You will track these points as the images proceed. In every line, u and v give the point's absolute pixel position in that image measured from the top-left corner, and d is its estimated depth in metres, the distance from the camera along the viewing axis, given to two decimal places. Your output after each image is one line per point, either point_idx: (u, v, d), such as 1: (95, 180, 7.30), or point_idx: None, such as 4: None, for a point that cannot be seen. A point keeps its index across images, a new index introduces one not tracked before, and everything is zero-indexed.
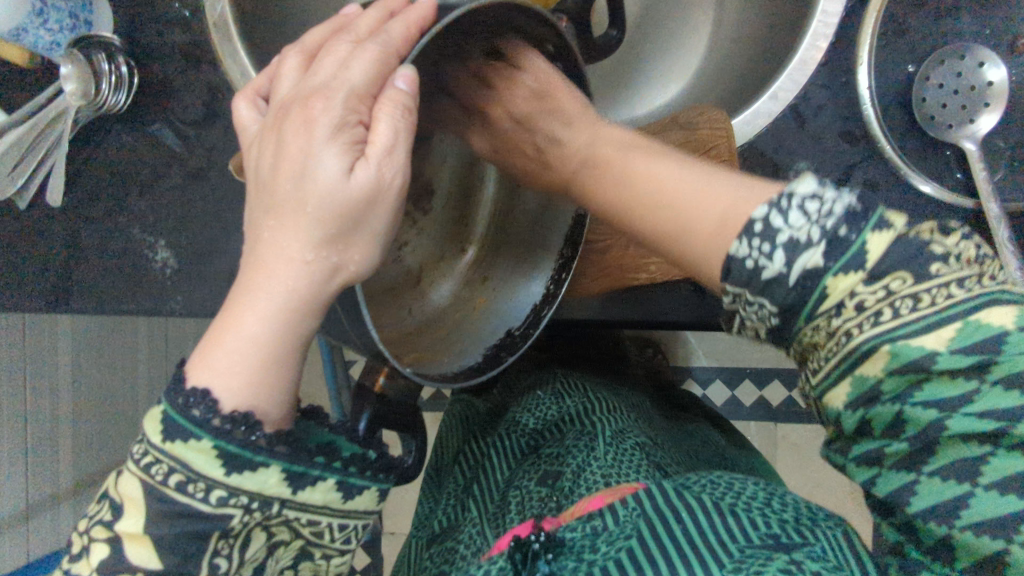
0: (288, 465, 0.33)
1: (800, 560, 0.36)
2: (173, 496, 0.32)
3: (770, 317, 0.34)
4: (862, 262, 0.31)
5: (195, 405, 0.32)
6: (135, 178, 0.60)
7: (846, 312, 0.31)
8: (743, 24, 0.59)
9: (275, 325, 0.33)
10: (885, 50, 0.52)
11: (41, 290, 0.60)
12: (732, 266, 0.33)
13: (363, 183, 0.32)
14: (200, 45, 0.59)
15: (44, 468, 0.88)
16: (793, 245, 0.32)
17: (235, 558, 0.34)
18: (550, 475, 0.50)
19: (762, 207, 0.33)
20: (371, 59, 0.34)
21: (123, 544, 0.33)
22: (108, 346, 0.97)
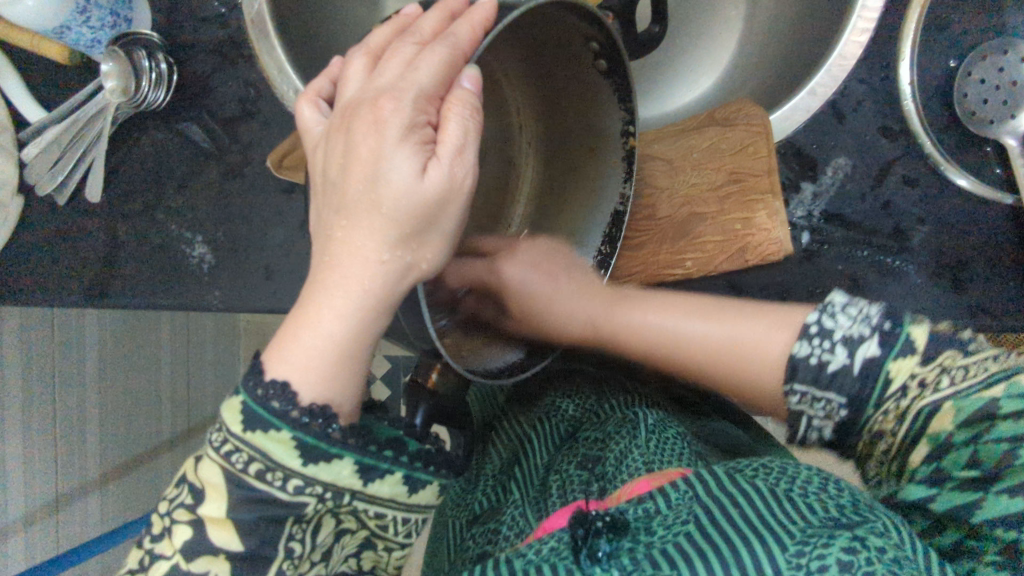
0: (360, 458, 0.34)
1: (864, 537, 0.33)
2: (253, 482, 0.33)
3: (838, 411, 0.36)
4: (913, 347, 0.35)
5: (274, 398, 0.33)
6: (172, 173, 0.61)
7: (909, 391, 0.35)
8: (776, 18, 0.59)
9: (353, 321, 0.34)
10: (928, 43, 0.52)
11: (79, 285, 0.61)
12: (799, 369, 0.37)
13: (436, 183, 0.33)
14: (236, 41, 0.60)
15: (74, 459, 0.89)
16: (853, 342, 0.36)
17: (307, 544, 0.35)
18: (590, 459, 0.50)
19: (813, 312, 0.38)
20: (439, 60, 0.34)
21: (207, 527, 0.34)
22: (134, 338, 0.98)
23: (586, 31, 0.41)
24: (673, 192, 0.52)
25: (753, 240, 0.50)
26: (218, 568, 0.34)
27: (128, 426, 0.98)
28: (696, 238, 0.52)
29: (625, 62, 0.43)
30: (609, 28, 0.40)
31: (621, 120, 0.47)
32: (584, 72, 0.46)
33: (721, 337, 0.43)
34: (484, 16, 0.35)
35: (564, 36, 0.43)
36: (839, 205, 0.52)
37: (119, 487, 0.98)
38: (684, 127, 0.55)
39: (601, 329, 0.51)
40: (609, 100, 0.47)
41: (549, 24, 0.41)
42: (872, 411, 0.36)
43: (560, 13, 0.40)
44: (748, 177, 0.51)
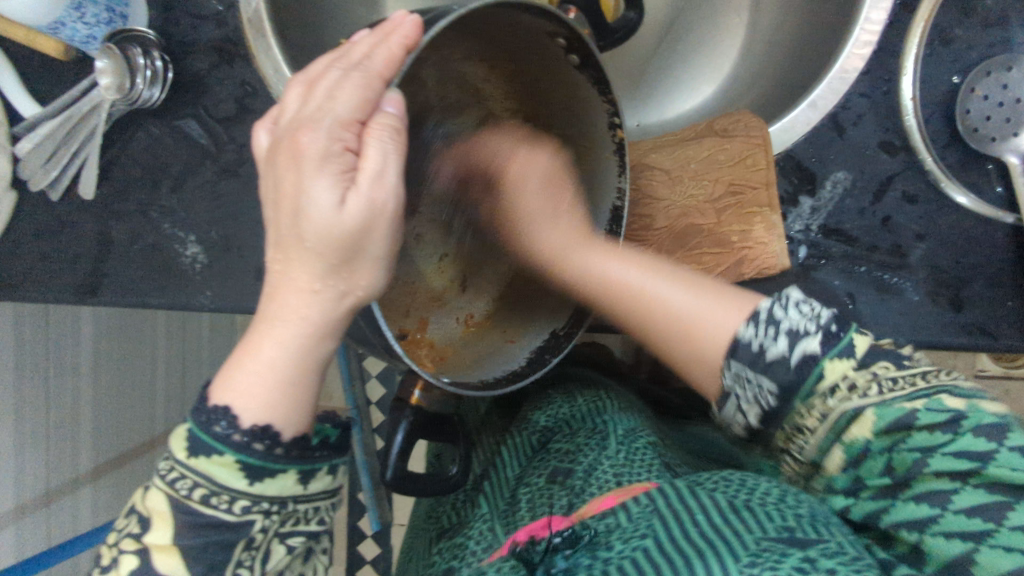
0: (302, 466, 0.35)
1: (816, 558, 0.33)
2: (198, 508, 0.33)
3: (766, 398, 0.37)
4: (850, 352, 0.36)
5: (217, 422, 0.33)
6: (166, 171, 0.60)
7: (838, 391, 0.35)
8: (778, 30, 0.59)
9: (295, 351, 0.34)
10: (934, 59, 0.51)
11: (71, 283, 0.60)
12: (739, 347, 0.38)
13: (357, 211, 0.31)
14: (233, 40, 0.59)
15: (64, 452, 0.89)
16: (796, 335, 0.36)
17: (256, 571, 0.35)
18: (559, 471, 0.50)
19: (767, 301, 0.38)
20: (357, 86, 0.32)
21: (152, 555, 0.34)
22: (127, 332, 0.98)
23: (550, 28, 0.40)
24: (670, 202, 0.52)
25: (749, 253, 0.49)
26: None
27: (119, 420, 0.98)
28: (692, 249, 0.51)
29: (591, 53, 0.40)
30: (557, 18, 0.38)
31: (605, 113, 0.45)
32: (546, 59, 0.44)
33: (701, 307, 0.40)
34: (395, 31, 0.33)
35: (524, 36, 0.42)
36: (836, 220, 0.51)
37: (109, 481, 0.98)
38: (682, 138, 0.54)
39: (566, 264, 0.47)
40: (590, 93, 0.45)
41: (507, 20, 0.40)
42: (800, 403, 0.36)
43: (504, 12, 0.38)
44: (747, 190, 0.50)
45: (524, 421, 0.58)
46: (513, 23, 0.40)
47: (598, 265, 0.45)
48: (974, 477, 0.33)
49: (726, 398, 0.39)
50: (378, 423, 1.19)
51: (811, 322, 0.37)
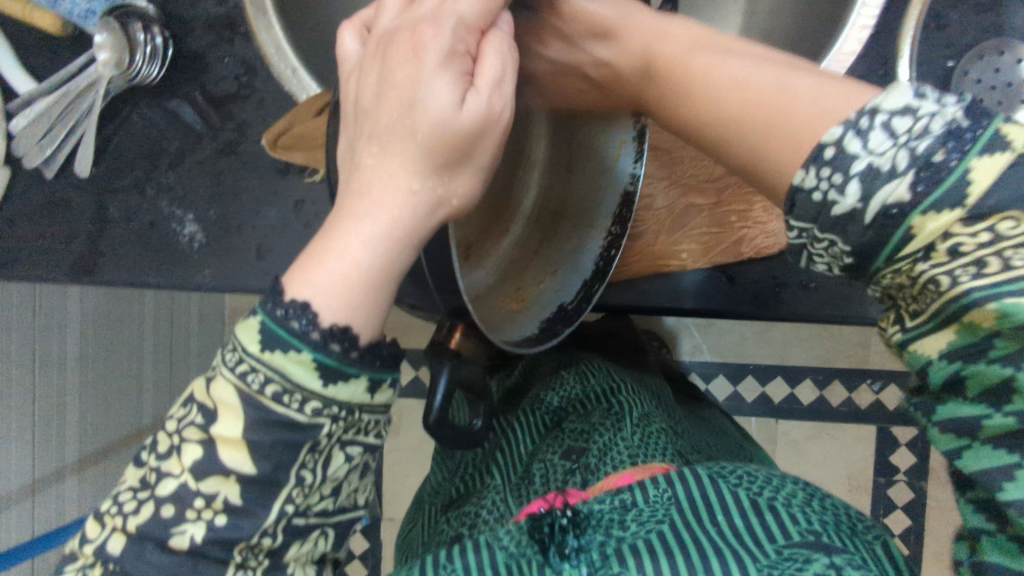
0: (373, 375, 0.34)
1: (841, 565, 0.35)
2: (269, 405, 0.32)
3: (844, 258, 0.31)
4: (960, 197, 0.27)
5: (294, 317, 0.32)
6: (164, 149, 0.59)
7: (933, 256, 0.28)
8: (773, 17, 0.60)
9: (378, 252, 0.33)
10: (927, 43, 0.52)
11: (67, 261, 0.59)
12: (797, 195, 0.31)
13: (478, 109, 0.33)
14: (233, 18, 0.59)
15: (51, 441, 0.88)
16: (869, 173, 0.29)
17: (318, 475, 0.34)
18: (574, 450, 0.51)
19: (837, 130, 0.30)
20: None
21: (218, 448, 0.33)
22: (113, 321, 0.97)
23: None
24: (670, 182, 0.53)
25: (748, 232, 0.51)
26: (227, 490, 0.33)
27: (105, 410, 0.97)
28: (692, 230, 0.53)
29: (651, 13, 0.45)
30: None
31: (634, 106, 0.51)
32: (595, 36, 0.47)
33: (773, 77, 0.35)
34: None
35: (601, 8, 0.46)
36: None
37: (95, 471, 0.97)
38: None
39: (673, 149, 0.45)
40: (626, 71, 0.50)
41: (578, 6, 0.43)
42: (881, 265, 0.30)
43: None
44: None
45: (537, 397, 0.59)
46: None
47: (714, 60, 0.37)
48: None
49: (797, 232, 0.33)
50: None
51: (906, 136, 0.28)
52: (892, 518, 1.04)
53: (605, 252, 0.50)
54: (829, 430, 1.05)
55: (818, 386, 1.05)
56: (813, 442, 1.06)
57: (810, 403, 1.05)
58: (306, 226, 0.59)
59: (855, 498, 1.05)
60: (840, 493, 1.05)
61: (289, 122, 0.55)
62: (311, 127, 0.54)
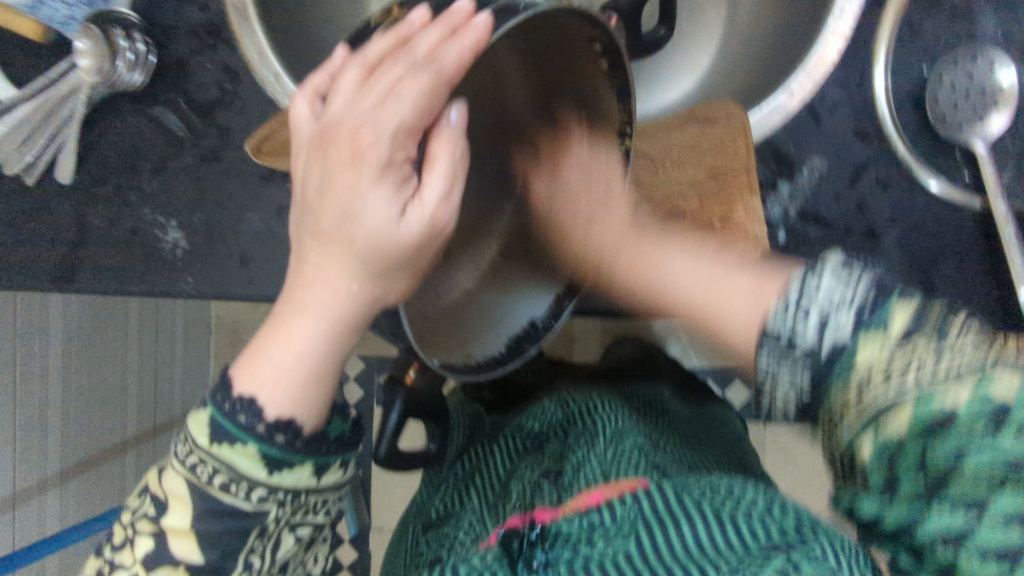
0: (316, 459, 0.37)
1: (791, 566, 0.35)
2: (218, 494, 0.36)
3: (801, 381, 0.31)
4: (885, 331, 0.29)
5: (242, 412, 0.36)
6: (146, 157, 0.59)
7: (877, 389, 0.28)
8: (755, 25, 0.61)
9: (319, 346, 0.36)
10: (904, 50, 0.52)
11: (47, 269, 0.59)
12: (766, 345, 0.32)
13: (416, 224, 0.34)
14: (216, 25, 0.59)
15: (31, 454, 0.86)
16: (824, 319, 0.30)
17: (267, 557, 0.38)
18: (551, 469, 0.53)
19: (778, 302, 0.32)
20: (423, 87, 0.32)
21: (167, 539, 0.36)
22: (96, 330, 0.96)
23: (589, 34, 0.39)
24: (653, 189, 0.54)
25: (728, 238, 0.52)
26: None
27: (88, 421, 0.96)
28: (674, 234, 0.53)
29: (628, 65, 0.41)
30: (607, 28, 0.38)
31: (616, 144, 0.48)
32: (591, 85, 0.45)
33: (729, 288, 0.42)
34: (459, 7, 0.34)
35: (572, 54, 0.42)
36: (814, 204, 0.52)
37: (78, 484, 0.95)
38: (664, 125, 0.56)
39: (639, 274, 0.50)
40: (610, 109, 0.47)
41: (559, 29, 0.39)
42: (831, 401, 0.30)
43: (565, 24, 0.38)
44: (725, 176, 0.52)
45: (520, 427, 0.61)
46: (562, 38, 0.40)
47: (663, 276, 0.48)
48: None
49: (763, 384, 0.32)
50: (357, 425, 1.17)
51: (850, 304, 0.30)
52: None
53: (578, 266, 0.52)
54: None
55: None
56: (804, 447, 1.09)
57: None
58: (288, 232, 0.58)
59: None
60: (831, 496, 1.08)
61: (270, 131, 0.56)
62: None
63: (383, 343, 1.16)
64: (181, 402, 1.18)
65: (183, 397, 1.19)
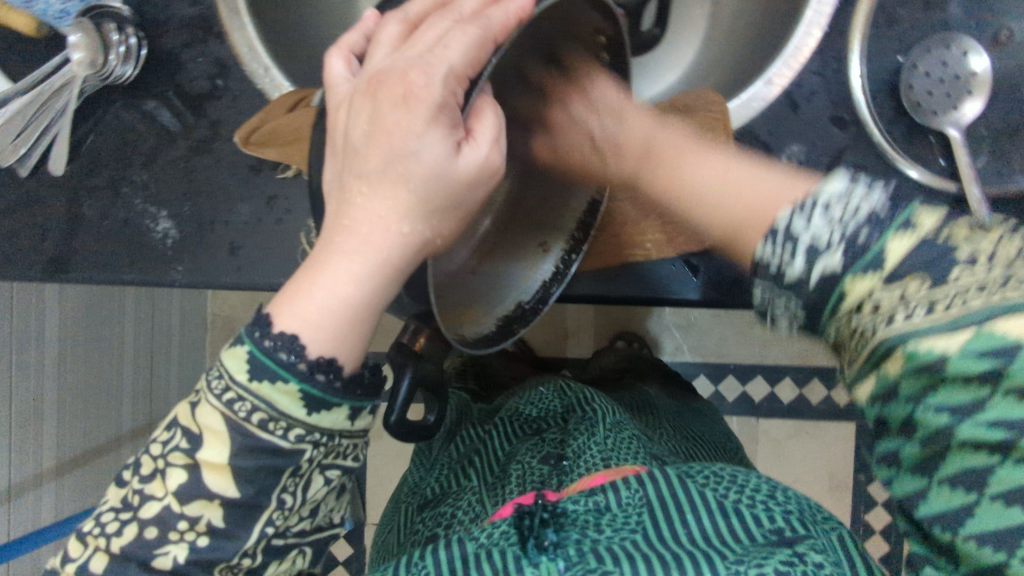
0: (353, 403, 0.39)
1: (803, 554, 0.39)
2: (256, 431, 0.37)
3: (796, 311, 0.37)
4: (881, 264, 0.33)
5: (282, 349, 0.37)
6: (138, 148, 0.60)
7: (864, 311, 0.33)
8: (737, 17, 0.62)
9: (364, 288, 0.37)
10: (878, 39, 0.54)
11: (41, 258, 0.60)
12: (760, 267, 0.38)
13: (472, 162, 0.37)
14: (207, 18, 0.60)
15: (28, 448, 0.87)
16: (812, 251, 0.35)
17: (298, 496, 0.40)
18: (552, 455, 0.53)
19: (787, 211, 0.37)
20: (469, 41, 0.36)
21: (204, 471, 0.38)
22: (92, 325, 0.97)
23: (598, 26, 0.44)
24: None
25: None
26: (211, 511, 0.38)
27: (84, 416, 0.97)
28: (656, 218, 0.54)
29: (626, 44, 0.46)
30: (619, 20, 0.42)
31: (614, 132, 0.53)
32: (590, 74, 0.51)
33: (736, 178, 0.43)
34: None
35: (579, 36, 0.46)
36: None
37: (74, 478, 0.96)
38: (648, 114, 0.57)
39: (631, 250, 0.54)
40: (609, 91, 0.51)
41: (570, 21, 0.42)
42: (831, 314, 0.35)
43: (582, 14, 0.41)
44: None
45: (517, 411, 0.62)
46: (577, 24, 0.43)
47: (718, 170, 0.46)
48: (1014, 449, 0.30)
49: (761, 312, 0.38)
50: None
51: (839, 237, 0.35)
52: (873, 514, 1.08)
53: (566, 257, 0.53)
54: (808, 430, 1.09)
55: (798, 386, 1.10)
56: (794, 441, 1.10)
57: (791, 402, 1.09)
58: (278, 221, 0.59)
59: (835, 495, 1.09)
60: (821, 490, 1.09)
61: (261, 118, 0.57)
62: (282, 123, 0.56)
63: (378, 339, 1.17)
64: (177, 398, 1.18)
65: (178, 393, 1.19)
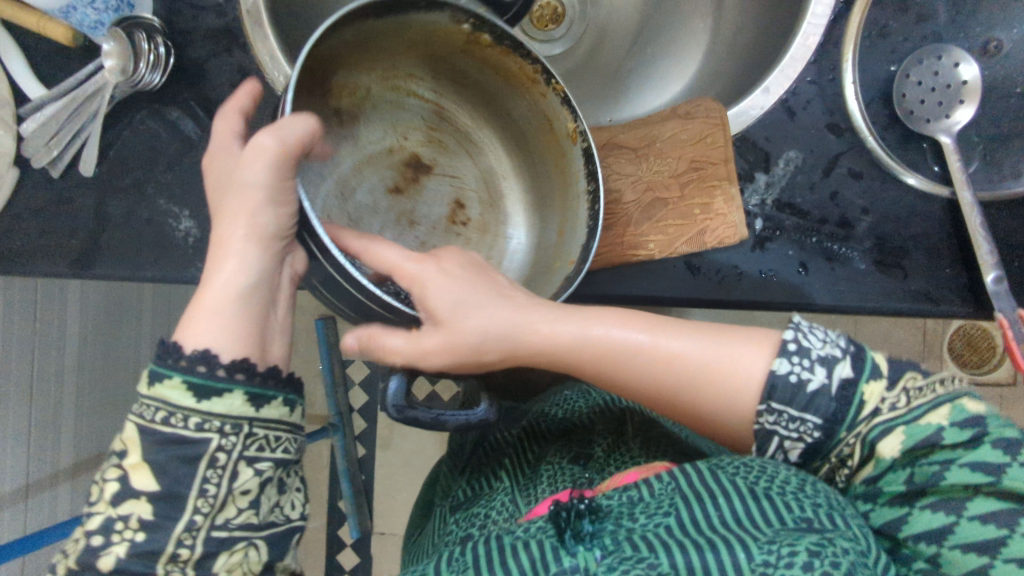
0: (249, 389, 0.39)
1: (832, 539, 0.36)
2: (161, 428, 0.38)
3: (811, 431, 0.41)
4: (879, 370, 0.41)
5: (170, 353, 0.39)
6: (163, 151, 0.63)
7: (880, 412, 0.40)
8: (738, 32, 0.65)
9: (225, 292, 0.42)
10: (871, 50, 0.56)
11: (68, 255, 0.63)
12: (777, 385, 0.41)
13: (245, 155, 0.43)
14: (232, 30, 0.63)
15: (45, 445, 0.89)
16: (828, 362, 0.40)
17: (223, 488, 0.38)
18: (582, 455, 0.55)
19: (789, 331, 0.42)
20: (229, 124, 0.51)
21: (130, 475, 0.38)
22: (112, 326, 1.01)
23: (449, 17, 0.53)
24: (637, 177, 0.56)
25: (709, 224, 0.54)
26: (142, 510, 0.38)
27: (100, 416, 0.99)
28: (658, 221, 0.55)
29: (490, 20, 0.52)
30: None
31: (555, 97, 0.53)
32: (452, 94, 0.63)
33: (707, 356, 0.45)
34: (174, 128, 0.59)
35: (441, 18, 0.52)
36: (789, 194, 0.55)
37: (89, 478, 0.98)
38: (649, 120, 0.58)
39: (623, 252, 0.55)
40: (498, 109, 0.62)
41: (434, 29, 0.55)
42: (844, 433, 0.40)
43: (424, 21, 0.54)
44: (706, 166, 0.55)
45: (544, 411, 0.61)
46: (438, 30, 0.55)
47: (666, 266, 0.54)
48: (986, 487, 0.38)
49: (767, 444, 0.43)
50: (360, 429, 1.19)
51: (832, 345, 0.41)
52: None
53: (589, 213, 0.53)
54: None
55: None
56: None
57: None
58: None
59: None
60: None
61: None
62: None
63: None
64: None
65: None
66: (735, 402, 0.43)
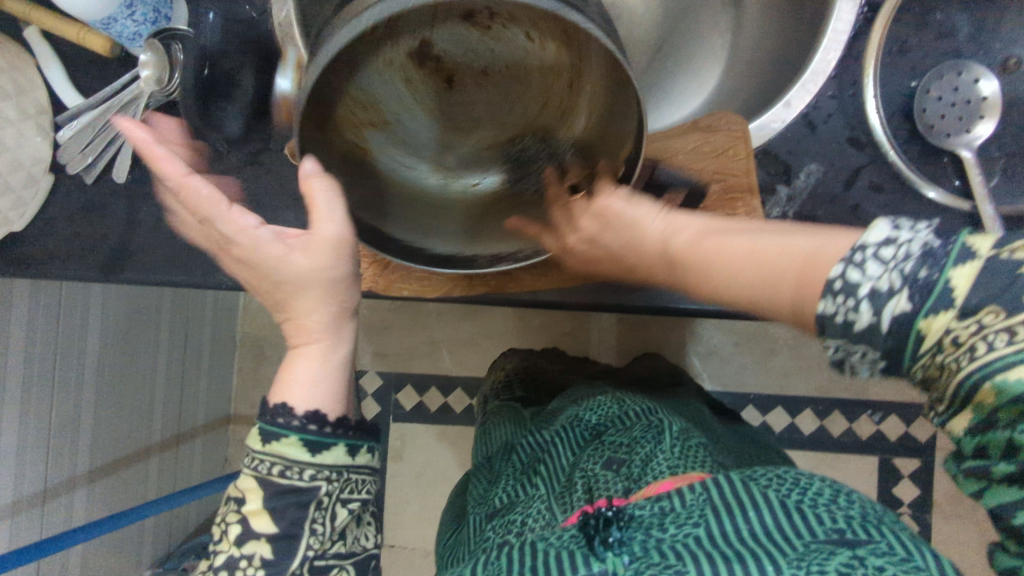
0: (347, 441, 0.46)
1: (863, 556, 0.35)
2: (279, 480, 0.44)
3: (877, 363, 0.32)
4: (950, 299, 0.29)
5: (281, 416, 0.45)
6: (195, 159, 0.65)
7: (945, 348, 0.30)
8: (758, 48, 0.66)
9: (313, 360, 0.47)
10: (891, 67, 0.57)
11: (98, 260, 0.64)
12: (825, 324, 0.33)
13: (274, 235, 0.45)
14: (264, 42, 0.65)
15: (64, 449, 0.90)
16: (878, 295, 0.31)
17: (327, 526, 0.46)
18: (614, 460, 0.51)
19: (839, 264, 0.33)
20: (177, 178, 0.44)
21: (251, 519, 0.44)
22: (132, 332, 1.02)
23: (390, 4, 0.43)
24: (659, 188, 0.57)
25: None
26: (262, 550, 0.44)
27: (117, 422, 1.00)
28: None
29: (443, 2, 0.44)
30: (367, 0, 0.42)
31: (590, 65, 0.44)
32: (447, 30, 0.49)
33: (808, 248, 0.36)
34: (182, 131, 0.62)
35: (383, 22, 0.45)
36: (811, 206, 0.56)
37: (105, 484, 0.98)
38: (670, 133, 0.59)
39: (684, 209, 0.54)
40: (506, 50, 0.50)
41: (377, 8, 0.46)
42: (910, 365, 0.31)
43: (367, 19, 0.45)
44: (729, 178, 0.55)
45: (577, 418, 0.59)
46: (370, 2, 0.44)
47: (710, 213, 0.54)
48: None
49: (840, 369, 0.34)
50: None
51: (901, 264, 0.31)
52: None
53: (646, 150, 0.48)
54: (828, 461, 1.09)
55: (818, 416, 1.10)
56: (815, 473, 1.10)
57: (811, 433, 1.10)
58: None
59: None
60: None
61: None
62: None
63: (401, 359, 1.19)
64: (204, 410, 1.21)
65: (206, 405, 1.22)
66: (806, 276, 0.35)
